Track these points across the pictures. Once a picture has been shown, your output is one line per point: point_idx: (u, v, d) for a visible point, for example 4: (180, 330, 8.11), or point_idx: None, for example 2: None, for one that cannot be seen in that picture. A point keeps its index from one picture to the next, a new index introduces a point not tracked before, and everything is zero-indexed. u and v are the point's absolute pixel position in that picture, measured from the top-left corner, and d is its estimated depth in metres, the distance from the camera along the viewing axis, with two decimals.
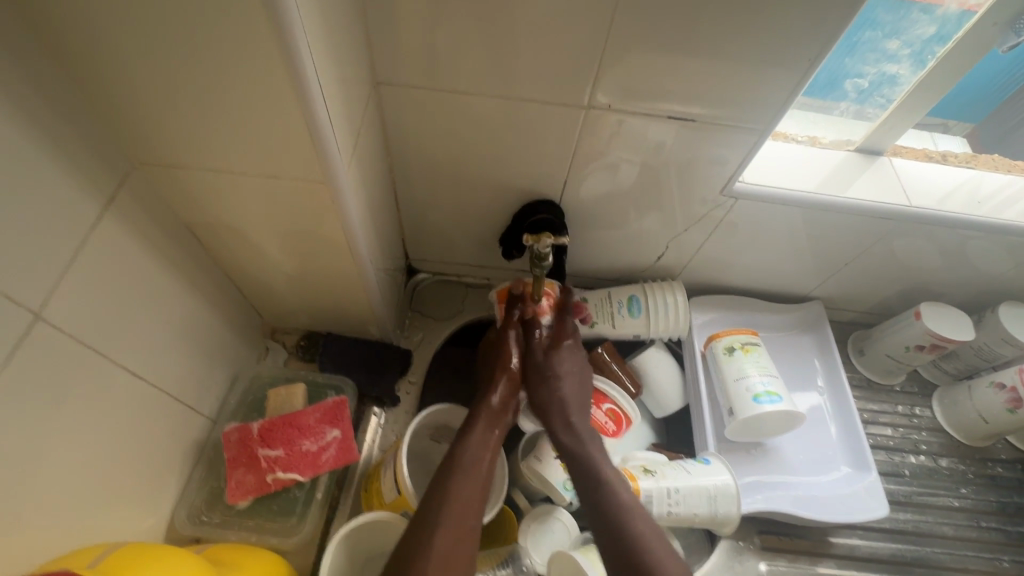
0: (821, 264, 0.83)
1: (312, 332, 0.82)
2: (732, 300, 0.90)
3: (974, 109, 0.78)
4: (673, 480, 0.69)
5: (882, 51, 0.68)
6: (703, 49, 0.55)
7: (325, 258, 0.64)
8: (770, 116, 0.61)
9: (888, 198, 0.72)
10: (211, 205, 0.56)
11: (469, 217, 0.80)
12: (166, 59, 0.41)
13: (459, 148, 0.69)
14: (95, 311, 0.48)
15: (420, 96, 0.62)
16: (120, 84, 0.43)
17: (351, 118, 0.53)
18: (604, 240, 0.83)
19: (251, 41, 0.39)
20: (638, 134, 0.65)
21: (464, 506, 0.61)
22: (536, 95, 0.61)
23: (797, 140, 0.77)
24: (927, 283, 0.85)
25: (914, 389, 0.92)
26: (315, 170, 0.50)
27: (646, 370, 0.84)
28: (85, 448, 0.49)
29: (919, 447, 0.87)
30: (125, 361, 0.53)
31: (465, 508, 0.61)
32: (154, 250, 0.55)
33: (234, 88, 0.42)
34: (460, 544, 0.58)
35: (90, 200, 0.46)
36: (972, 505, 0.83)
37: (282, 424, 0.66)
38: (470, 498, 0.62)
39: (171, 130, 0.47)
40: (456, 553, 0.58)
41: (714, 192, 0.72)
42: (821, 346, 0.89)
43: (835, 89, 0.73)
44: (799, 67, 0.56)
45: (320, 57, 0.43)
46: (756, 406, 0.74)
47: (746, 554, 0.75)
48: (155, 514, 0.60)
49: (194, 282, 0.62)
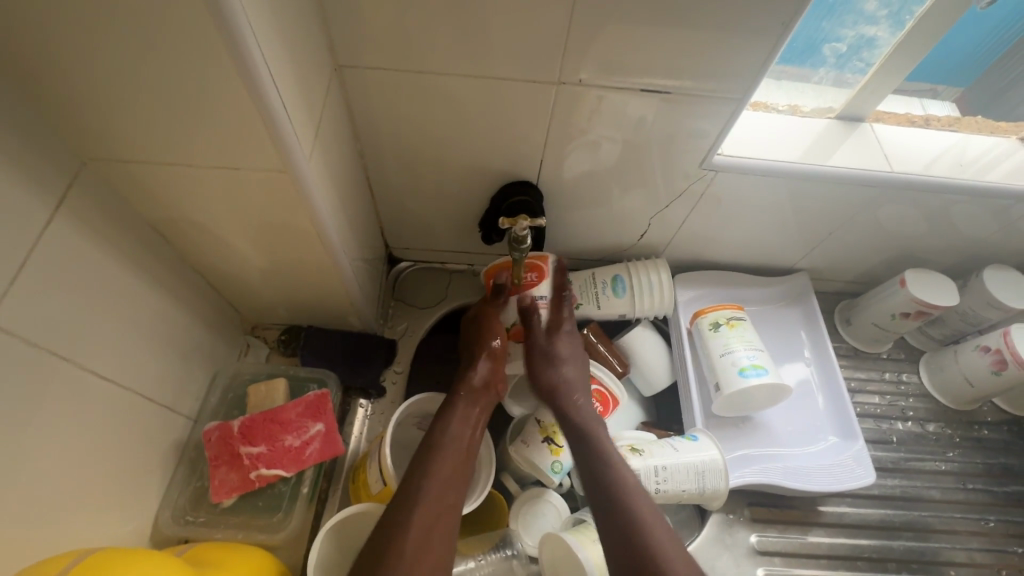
0: (804, 235, 0.83)
1: (293, 326, 0.81)
2: (717, 276, 0.90)
3: (960, 73, 0.77)
4: (660, 458, 0.69)
5: (859, 12, 0.66)
6: (675, 17, 0.53)
7: (297, 250, 0.62)
8: (746, 84, 0.60)
9: (870, 165, 0.71)
10: (171, 200, 0.54)
11: (446, 202, 0.78)
12: (99, 46, 0.38)
13: (430, 131, 0.67)
14: (54, 315, 0.47)
15: (385, 78, 0.60)
16: (60, 78, 0.41)
17: (310, 103, 0.51)
18: (586, 220, 0.82)
19: (191, 26, 0.37)
20: (612, 109, 0.63)
21: (441, 487, 0.61)
22: (505, 73, 0.59)
23: (778, 109, 0.75)
24: (911, 251, 0.85)
25: (900, 356, 0.92)
26: (276, 159, 0.48)
27: (632, 349, 0.84)
28: (57, 455, 0.48)
29: (906, 414, 0.87)
30: (92, 364, 0.52)
31: (441, 496, 0.60)
32: (114, 249, 0.53)
33: (179, 77, 0.40)
34: (436, 536, 0.57)
35: (38, 200, 0.44)
36: (959, 468, 0.84)
37: (262, 420, 0.65)
38: (446, 488, 0.61)
39: (118, 122, 0.45)
40: (430, 544, 0.57)
41: (694, 165, 0.70)
42: (808, 317, 0.89)
43: (813, 55, 0.71)
44: (772, 34, 0.54)
45: (267, 38, 0.41)
46: (741, 379, 0.74)
47: (736, 527, 0.76)
48: (138, 517, 0.60)
49: (162, 280, 0.61)
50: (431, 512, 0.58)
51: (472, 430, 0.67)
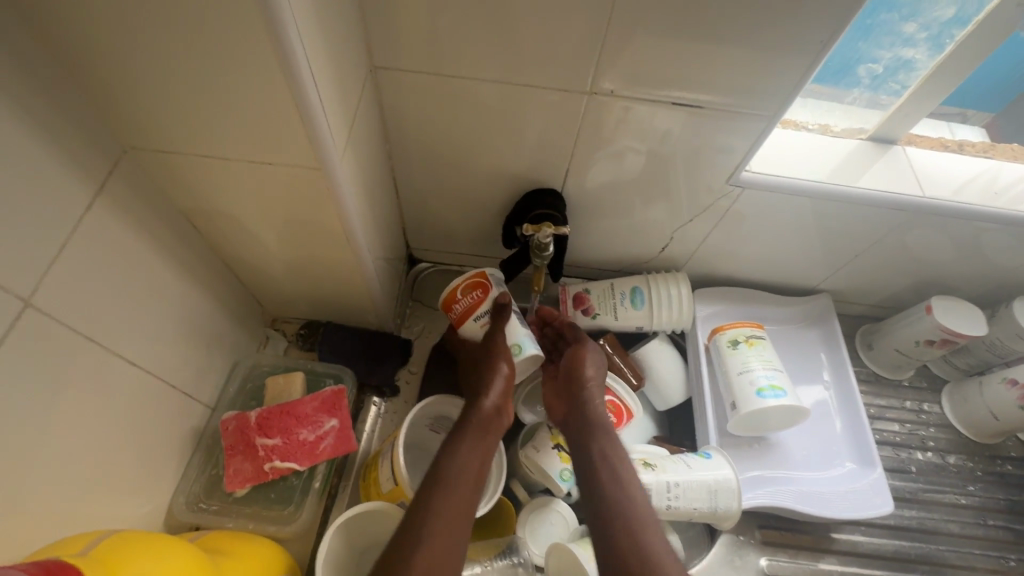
0: (829, 256, 0.82)
1: (312, 321, 0.82)
2: (738, 293, 0.89)
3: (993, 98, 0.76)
4: (673, 474, 0.68)
5: (898, 34, 0.65)
6: (709, 33, 0.53)
7: (322, 246, 0.63)
8: (779, 102, 0.59)
9: (901, 188, 0.70)
10: (205, 192, 0.55)
11: (470, 205, 0.79)
12: (149, 40, 0.39)
13: (458, 134, 0.67)
14: (87, 298, 0.48)
15: (417, 80, 0.61)
16: (109, 69, 0.42)
17: (345, 102, 0.52)
18: (607, 230, 0.82)
19: (236, 21, 0.38)
20: (638, 120, 0.63)
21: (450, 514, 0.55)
22: (536, 80, 0.59)
23: (807, 128, 0.74)
24: (938, 277, 0.83)
25: (922, 385, 0.90)
26: (309, 157, 0.49)
27: (647, 362, 0.83)
28: (79, 435, 0.49)
29: (926, 444, 0.85)
30: (119, 347, 0.53)
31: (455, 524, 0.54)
32: (147, 236, 0.54)
33: (222, 73, 0.41)
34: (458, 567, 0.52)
35: (79, 187, 0.46)
36: (980, 503, 0.81)
37: (279, 412, 0.66)
38: (457, 514, 0.55)
39: (159, 113, 0.46)
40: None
41: (720, 181, 0.70)
42: (828, 340, 0.88)
43: (848, 75, 0.71)
44: (810, 53, 0.54)
45: (310, 36, 0.42)
46: (759, 400, 0.73)
47: (747, 549, 0.75)
48: (154, 501, 0.61)
49: (191, 269, 0.62)
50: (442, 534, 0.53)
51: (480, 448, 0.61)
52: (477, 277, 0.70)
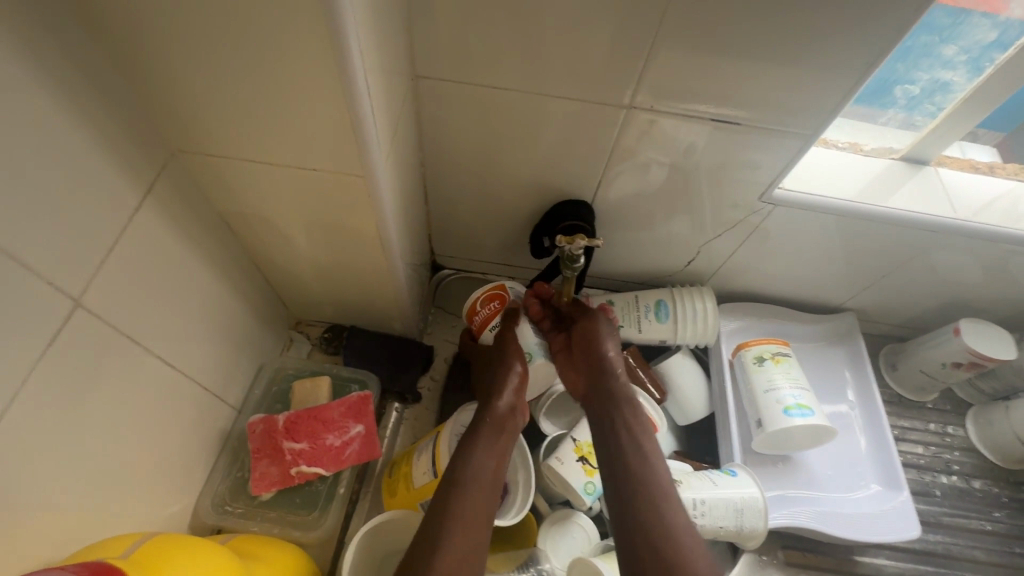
0: (856, 276, 0.81)
1: (336, 325, 0.83)
2: (761, 309, 0.88)
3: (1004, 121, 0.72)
4: (699, 491, 0.67)
5: (937, 56, 0.64)
6: (753, 52, 0.53)
7: (355, 251, 0.63)
8: (818, 121, 0.59)
9: (934, 209, 0.70)
10: (244, 195, 0.55)
11: (497, 214, 0.79)
12: (209, 47, 0.40)
13: (491, 145, 0.67)
14: (130, 299, 0.48)
15: (456, 90, 0.61)
16: (165, 73, 0.43)
17: (389, 110, 0.52)
18: (634, 243, 0.82)
19: (298, 31, 0.38)
20: (674, 136, 0.63)
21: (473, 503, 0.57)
22: (575, 93, 0.59)
23: (838, 147, 0.74)
24: (967, 299, 0.83)
25: (947, 407, 0.89)
26: (354, 164, 0.49)
27: (671, 377, 0.83)
28: (113, 435, 0.49)
29: (950, 467, 0.84)
30: (157, 348, 0.53)
31: (473, 529, 0.56)
32: (188, 238, 0.55)
33: (277, 79, 0.42)
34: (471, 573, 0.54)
35: (129, 189, 0.46)
36: (1005, 529, 0.80)
37: (306, 417, 0.66)
38: (476, 515, 0.57)
39: (209, 117, 0.46)
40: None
41: (751, 197, 0.70)
42: (853, 359, 0.87)
43: (884, 95, 0.69)
44: (852, 74, 0.54)
45: (364, 46, 0.42)
46: (786, 418, 0.72)
47: (769, 569, 0.74)
48: (181, 502, 0.61)
49: (224, 271, 0.62)
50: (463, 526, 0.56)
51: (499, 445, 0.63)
52: (494, 290, 0.72)
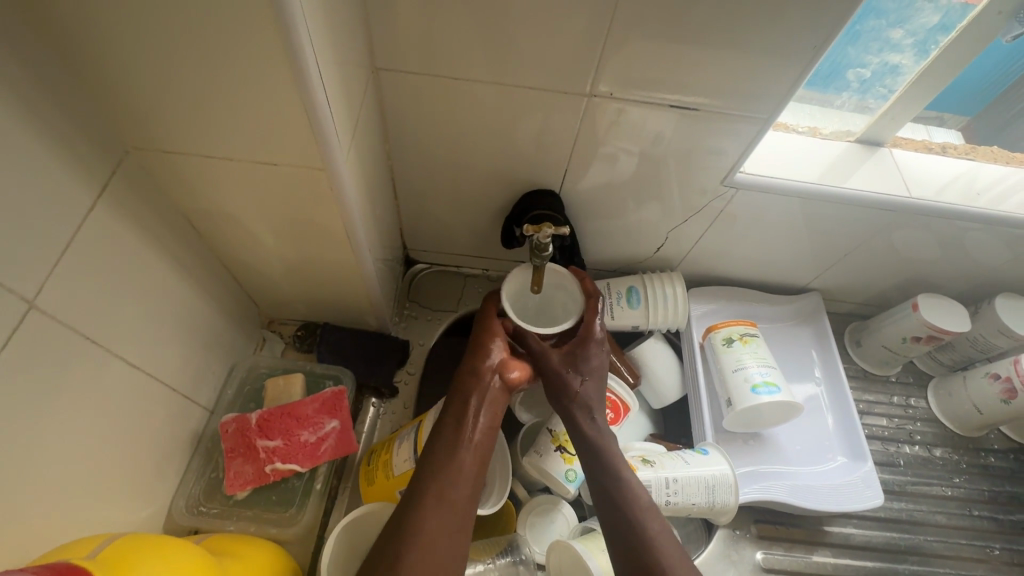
0: (819, 256, 0.84)
1: (309, 322, 0.82)
2: (731, 292, 0.91)
3: (970, 101, 0.77)
4: (672, 471, 0.69)
5: (886, 39, 0.67)
6: (706, 39, 0.54)
7: (323, 246, 0.63)
8: (773, 105, 0.61)
9: (889, 189, 0.72)
10: (206, 192, 0.55)
11: (467, 206, 0.79)
12: (157, 41, 0.39)
13: (456, 137, 0.68)
14: (89, 300, 0.48)
15: (417, 82, 0.61)
16: (113, 68, 0.42)
17: (349, 103, 0.52)
18: (604, 231, 0.83)
19: (247, 23, 0.38)
20: (636, 123, 0.64)
21: (441, 500, 0.57)
22: (535, 83, 0.60)
23: (797, 131, 0.76)
24: (924, 275, 0.86)
25: (909, 380, 0.93)
26: (315, 157, 0.49)
27: (644, 361, 0.84)
28: (79, 438, 0.48)
29: (913, 438, 0.88)
30: (120, 349, 0.52)
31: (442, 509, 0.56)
32: (148, 237, 0.54)
33: (230, 74, 0.42)
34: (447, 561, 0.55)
35: (82, 188, 0.45)
36: (965, 494, 0.84)
37: (280, 414, 0.66)
38: (450, 518, 0.56)
39: (162, 113, 0.46)
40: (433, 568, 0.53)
41: (715, 181, 0.71)
42: (818, 337, 0.90)
43: (838, 80, 0.71)
44: (803, 57, 0.55)
45: (318, 37, 0.42)
46: (754, 396, 0.74)
47: (743, 543, 0.76)
48: (154, 504, 0.60)
49: (188, 269, 0.61)
50: (430, 523, 0.55)
51: (474, 439, 0.62)
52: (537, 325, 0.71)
